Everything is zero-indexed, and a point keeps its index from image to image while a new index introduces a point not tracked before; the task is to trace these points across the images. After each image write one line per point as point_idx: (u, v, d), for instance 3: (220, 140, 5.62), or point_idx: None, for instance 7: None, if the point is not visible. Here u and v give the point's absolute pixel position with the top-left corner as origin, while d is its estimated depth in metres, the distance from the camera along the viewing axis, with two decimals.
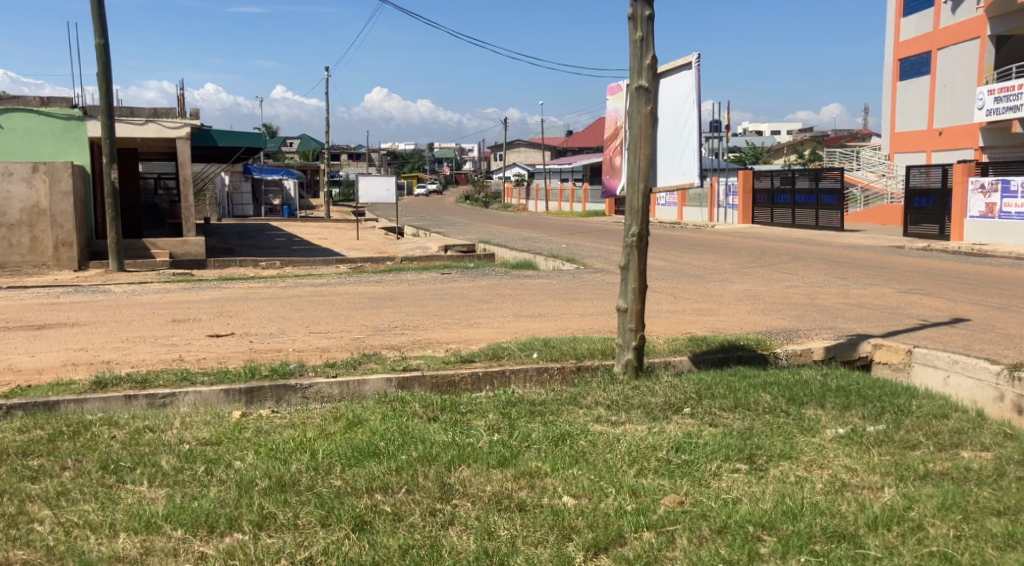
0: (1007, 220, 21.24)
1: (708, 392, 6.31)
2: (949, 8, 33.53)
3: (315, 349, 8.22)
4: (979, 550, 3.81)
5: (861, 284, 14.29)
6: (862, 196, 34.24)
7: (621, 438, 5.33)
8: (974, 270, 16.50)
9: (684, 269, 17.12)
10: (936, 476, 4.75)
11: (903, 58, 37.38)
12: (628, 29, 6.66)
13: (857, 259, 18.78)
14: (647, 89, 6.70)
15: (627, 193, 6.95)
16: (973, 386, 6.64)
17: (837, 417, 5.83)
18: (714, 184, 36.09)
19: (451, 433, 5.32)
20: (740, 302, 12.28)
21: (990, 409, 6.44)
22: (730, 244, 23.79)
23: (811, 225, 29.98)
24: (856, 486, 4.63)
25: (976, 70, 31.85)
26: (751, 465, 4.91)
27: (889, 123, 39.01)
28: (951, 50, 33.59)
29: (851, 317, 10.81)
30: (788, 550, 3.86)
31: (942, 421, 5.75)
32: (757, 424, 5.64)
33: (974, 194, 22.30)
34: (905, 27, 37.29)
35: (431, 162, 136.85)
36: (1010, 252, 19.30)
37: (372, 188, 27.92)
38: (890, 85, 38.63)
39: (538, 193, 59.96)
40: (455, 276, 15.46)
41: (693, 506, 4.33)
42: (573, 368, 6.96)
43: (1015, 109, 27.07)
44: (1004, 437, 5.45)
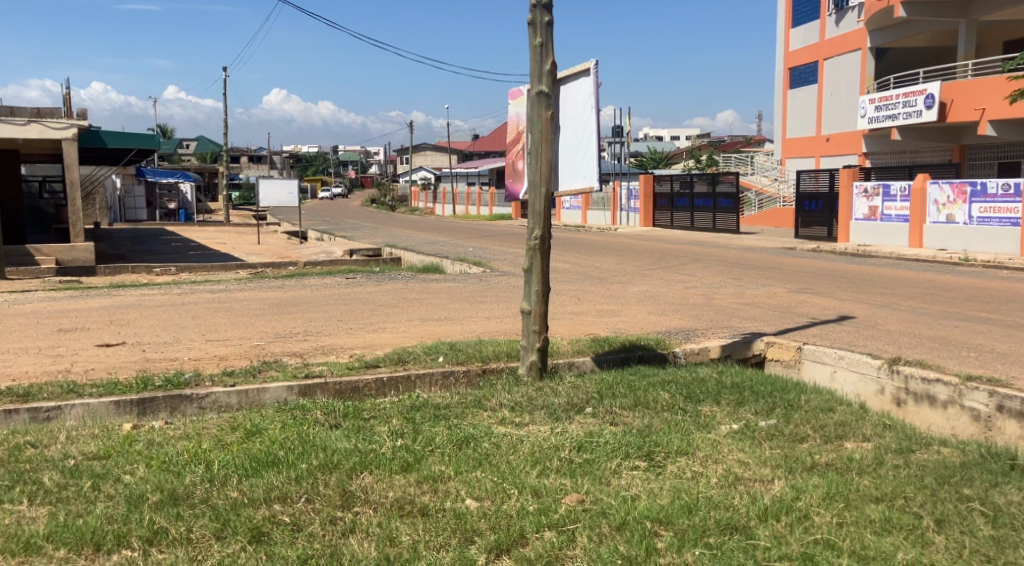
0: (889, 222, 22.28)
1: (609, 392, 6.42)
2: (833, 20, 35.13)
3: (212, 357, 8.00)
4: (860, 536, 4.00)
5: (755, 284, 14.83)
6: (756, 201, 35.63)
7: (524, 439, 5.38)
8: (859, 270, 17.32)
9: (589, 271, 17.41)
10: (821, 467, 4.96)
11: (793, 67, 38.96)
12: (528, 34, 6.71)
13: (752, 261, 19.46)
14: (547, 94, 6.77)
15: (529, 197, 7.02)
16: (857, 380, 7.04)
17: (731, 413, 6.03)
18: (616, 188, 36.82)
19: (353, 439, 5.26)
20: (641, 302, 12.60)
21: (872, 401, 6.87)
22: (632, 247, 24.23)
23: (708, 228, 30.90)
24: (748, 479, 4.79)
25: (858, 80, 33.47)
26: (649, 462, 5.03)
27: (780, 128, 40.50)
28: (835, 60, 35.22)
29: (744, 316, 11.23)
30: (683, 544, 3.96)
31: (829, 414, 6.03)
32: (656, 421, 5.78)
33: (859, 198, 23.39)
34: (794, 37, 38.84)
35: (335, 166, 135.14)
36: (892, 252, 20.39)
37: (274, 191, 27.38)
38: (780, 93, 40.13)
39: (444, 196, 59.89)
40: (360, 281, 15.31)
41: (594, 504, 4.40)
42: (478, 372, 7.00)
43: (893, 117, 28.41)
44: (883, 428, 5.75)
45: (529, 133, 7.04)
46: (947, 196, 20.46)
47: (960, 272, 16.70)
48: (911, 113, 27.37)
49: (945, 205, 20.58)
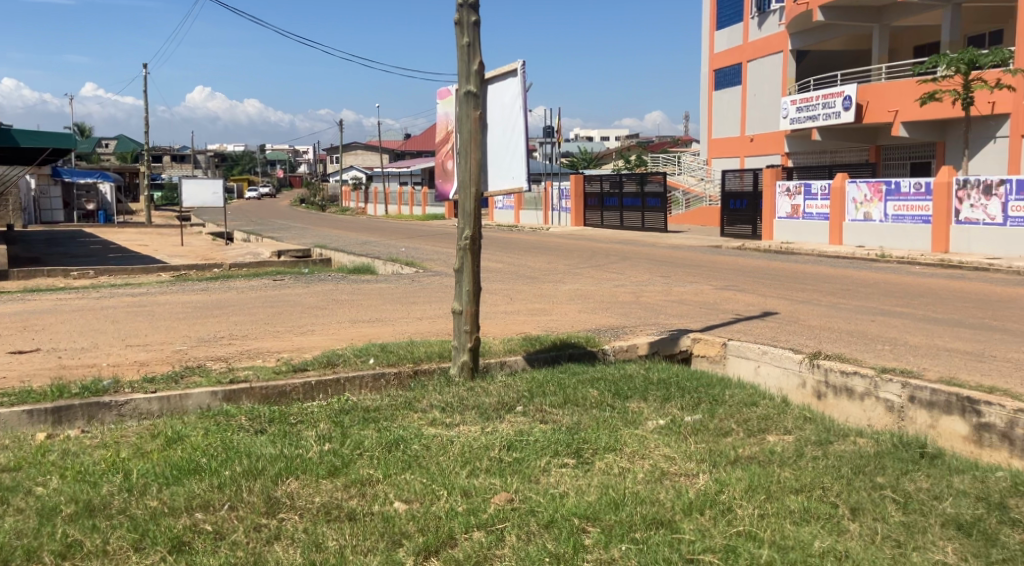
0: (810, 220, 22.91)
1: (540, 390, 6.45)
2: (756, 23, 35.98)
3: (133, 363, 7.77)
4: (779, 526, 4.10)
5: (682, 282, 15.09)
6: (684, 200, 36.31)
7: (454, 439, 5.36)
8: (782, 267, 17.77)
9: (520, 270, 17.46)
10: (745, 460, 5.08)
11: (717, 69, 39.77)
12: (455, 34, 6.72)
13: (680, 259, 19.78)
14: (475, 94, 6.80)
15: (459, 197, 7.02)
16: (779, 374, 7.23)
17: (657, 409, 6.12)
18: (548, 188, 37.03)
19: (280, 445, 5.17)
20: (572, 301, 12.70)
21: (794, 395, 7.06)
22: (562, 246, 24.39)
23: (637, 227, 31.33)
24: (674, 474, 4.87)
25: (779, 82, 34.35)
26: (578, 459, 5.08)
27: (705, 129, 41.30)
28: (758, 63, 36.08)
29: (672, 313, 11.42)
30: (610, 540, 4.00)
31: (752, 408, 6.18)
32: (585, 418, 5.83)
33: (781, 196, 23.99)
34: (718, 39, 39.66)
35: (262, 166, 132.72)
36: (814, 249, 20.97)
37: (199, 191, 26.73)
38: (705, 94, 40.92)
39: (375, 196, 59.34)
40: (288, 282, 15.06)
41: (522, 503, 4.42)
42: (409, 373, 6.96)
43: (813, 118, 29.21)
44: (804, 420, 5.92)
45: (458, 133, 7.04)
46: (865, 195, 21.16)
47: (877, 269, 17.27)
48: (830, 114, 28.19)
49: (862, 203, 21.27)
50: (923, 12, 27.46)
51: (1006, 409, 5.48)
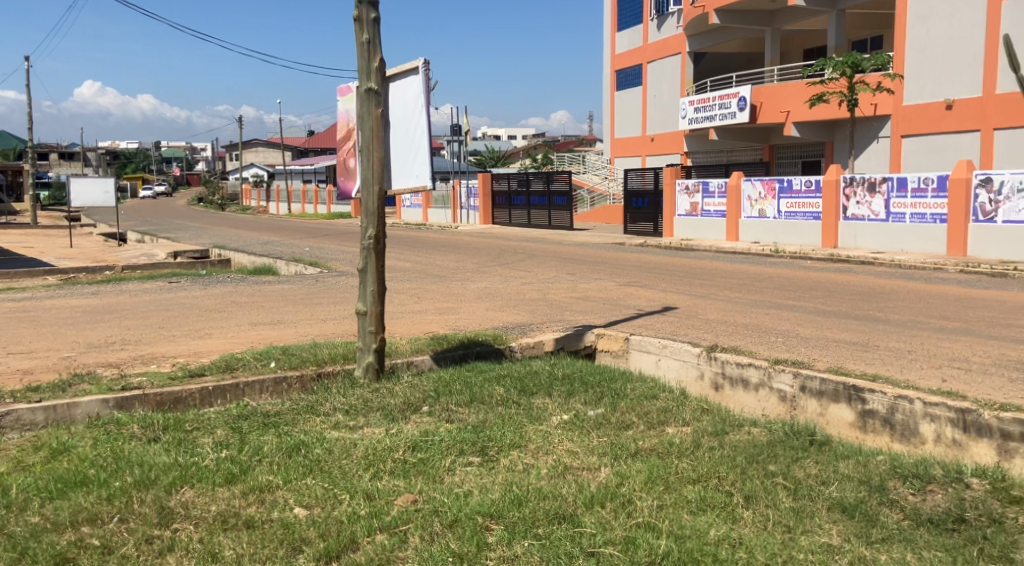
0: (708, 218, 23.57)
1: (445, 390, 6.43)
2: (655, 25, 36.76)
3: (17, 372, 7.38)
4: (677, 517, 4.20)
5: (587, 279, 15.30)
6: (589, 198, 36.90)
7: (357, 442, 5.29)
8: (684, 263, 18.22)
9: (427, 269, 17.38)
10: (645, 452, 5.18)
11: (619, 69, 40.46)
12: (355, 30, 6.61)
13: (585, 256, 20.05)
14: (377, 92, 6.65)
15: (361, 196, 6.90)
16: (679, 366, 7.42)
17: (562, 404, 6.18)
18: (455, 186, 36.98)
19: (174, 453, 5.00)
20: (479, 299, 12.72)
21: (693, 387, 7.27)
22: (468, 244, 24.40)
23: (545, 225, 31.62)
24: (577, 468, 4.93)
25: (678, 82, 35.19)
26: (482, 457, 5.09)
27: (608, 128, 41.99)
28: (658, 64, 36.89)
29: (577, 309, 11.56)
30: (513, 537, 4.02)
31: (653, 401, 6.31)
32: (490, 416, 5.84)
33: (681, 194, 24.61)
34: (619, 40, 40.34)
35: (158, 164, 128.15)
36: (713, 246, 21.58)
37: (88, 190, 25.61)
38: (608, 93, 41.58)
39: (277, 195, 58.08)
40: (186, 285, 14.58)
41: (426, 503, 4.39)
42: (313, 376, 6.83)
43: (710, 118, 30.03)
44: (702, 412, 6.08)
45: (359, 130, 6.92)
46: (759, 193, 21.92)
47: (772, 263, 17.90)
48: (726, 115, 29.04)
49: (757, 200, 22.01)
50: (811, 17, 28.57)
51: (887, 397, 5.77)
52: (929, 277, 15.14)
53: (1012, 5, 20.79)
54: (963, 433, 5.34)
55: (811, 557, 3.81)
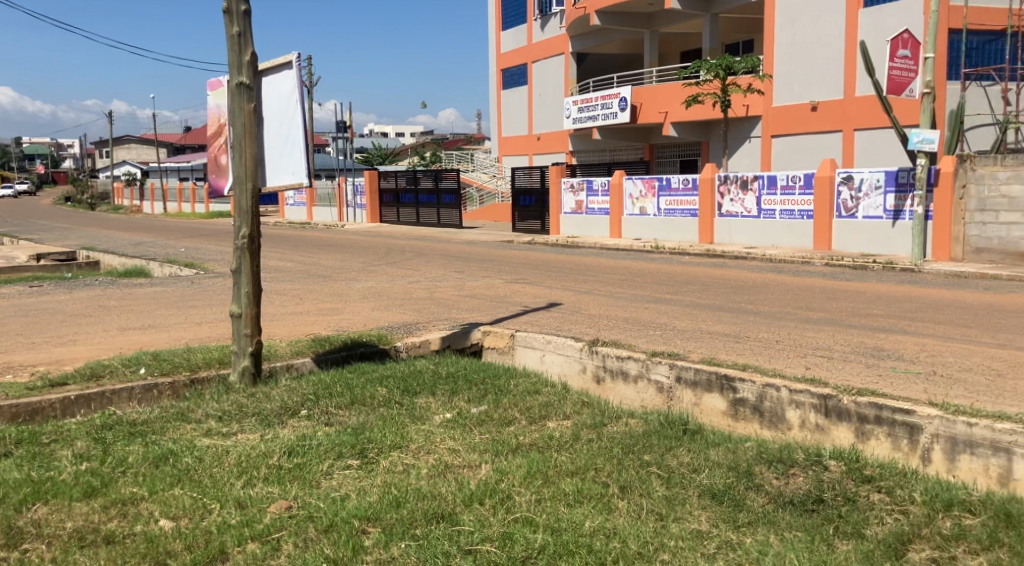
0: (593, 215, 24.00)
1: (325, 392, 6.29)
2: (539, 25, 37.13)
3: None
4: (555, 510, 4.24)
5: (474, 277, 15.30)
6: (477, 196, 36.95)
7: (229, 449, 5.11)
8: (568, 260, 18.47)
9: (310, 269, 17.00)
10: (525, 447, 5.21)
11: (504, 68, 40.67)
12: (224, 22, 6.38)
13: (471, 254, 20.06)
14: (248, 86, 6.48)
15: (233, 194, 6.67)
16: (562, 361, 7.52)
17: (445, 403, 6.15)
18: (341, 184, 36.38)
19: (28, 469, 4.70)
20: (363, 299, 12.53)
21: (576, 380, 7.37)
22: (353, 243, 24.03)
23: (433, 223, 31.50)
24: (458, 466, 4.91)
25: (562, 82, 35.67)
26: (362, 460, 5.00)
27: (494, 126, 42.17)
28: (542, 63, 37.28)
29: (463, 308, 11.53)
30: (389, 539, 3.97)
31: (535, 396, 6.35)
32: (371, 417, 5.75)
33: (567, 192, 24.96)
34: (504, 39, 40.55)
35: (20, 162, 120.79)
36: (598, 242, 21.98)
37: None
38: (494, 92, 41.75)
39: (153, 194, 55.72)
40: (50, 289, 13.76)
41: (300, 510, 4.28)
42: (185, 382, 6.56)
43: (593, 117, 30.55)
44: (582, 406, 6.16)
45: (230, 126, 6.68)
46: (640, 190, 22.45)
47: (653, 259, 18.37)
48: (608, 114, 29.62)
49: (639, 198, 22.53)
50: (687, 21, 29.48)
51: (755, 384, 6.00)
52: (797, 270, 15.87)
53: (868, 13, 21.98)
54: (824, 418, 5.60)
55: (683, 544, 3.91)
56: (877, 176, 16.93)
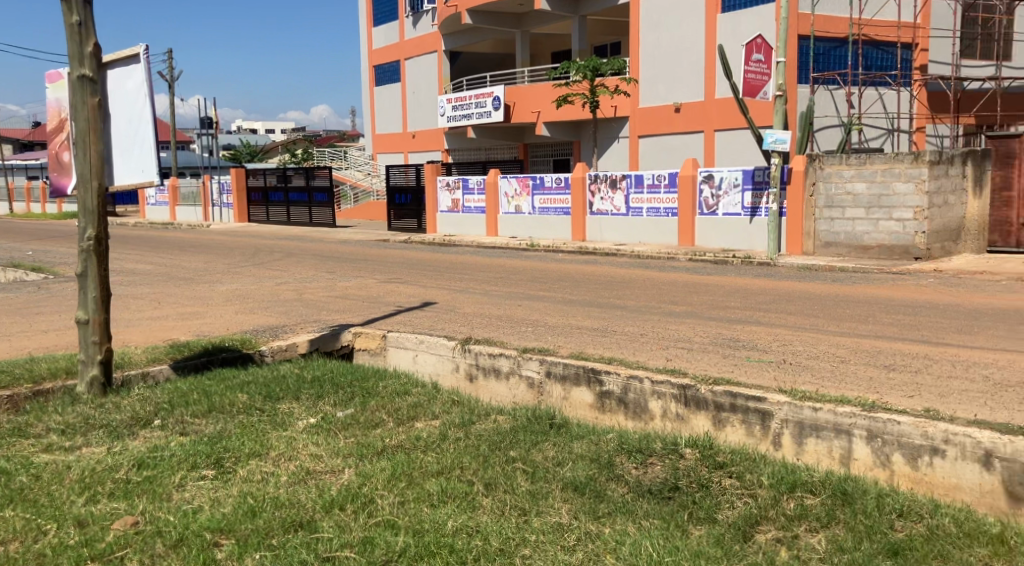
0: (468, 214, 24.07)
1: (181, 401, 6.05)
2: (410, 22, 36.90)
3: None
4: (417, 512, 4.23)
5: (346, 277, 15.07)
6: (351, 194, 36.44)
7: (72, 465, 4.84)
8: (442, 259, 18.45)
9: (173, 272, 16.32)
10: (391, 449, 5.17)
11: (376, 65, 40.19)
12: (62, 11, 6.02)
13: (343, 254, 19.74)
14: (91, 79, 6.14)
15: (76, 193, 6.32)
16: (434, 361, 7.50)
17: (309, 407, 6.02)
18: (206, 182, 35.07)
19: None
20: (229, 301, 12.12)
21: (448, 379, 7.37)
22: (220, 244, 23.21)
23: (304, 222, 30.83)
24: (320, 472, 4.82)
25: (434, 80, 35.58)
26: (218, 470, 4.83)
27: (368, 123, 41.63)
28: (414, 61, 37.07)
29: (334, 308, 11.34)
30: (243, 550, 3.86)
31: (403, 397, 6.30)
32: (230, 425, 5.57)
33: (442, 191, 24.93)
34: (375, 36, 40.07)
35: None
36: (472, 241, 22.05)
37: None
38: (366, 89, 41.20)
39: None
40: None
41: (147, 525, 4.10)
42: (26, 395, 6.17)
43: (466, 116, 30.61)
44: (451, 405, 6.16)
45: (71, 121, 6.32)
46: (514, 189, 22.66)
47: (526, 257, 18.58)
48: (481, 113, 29.73)
49: (514, 196, 22.73)
50: (556, 22, 29.95)
51: (621, 377, 6.16)
52: (663, 266, 16.41)
53: (725, 18, 22.93)
54: (684, 407, 5.82)
55: (543, 538, 3.97)
56: (735, 175, 17.69)
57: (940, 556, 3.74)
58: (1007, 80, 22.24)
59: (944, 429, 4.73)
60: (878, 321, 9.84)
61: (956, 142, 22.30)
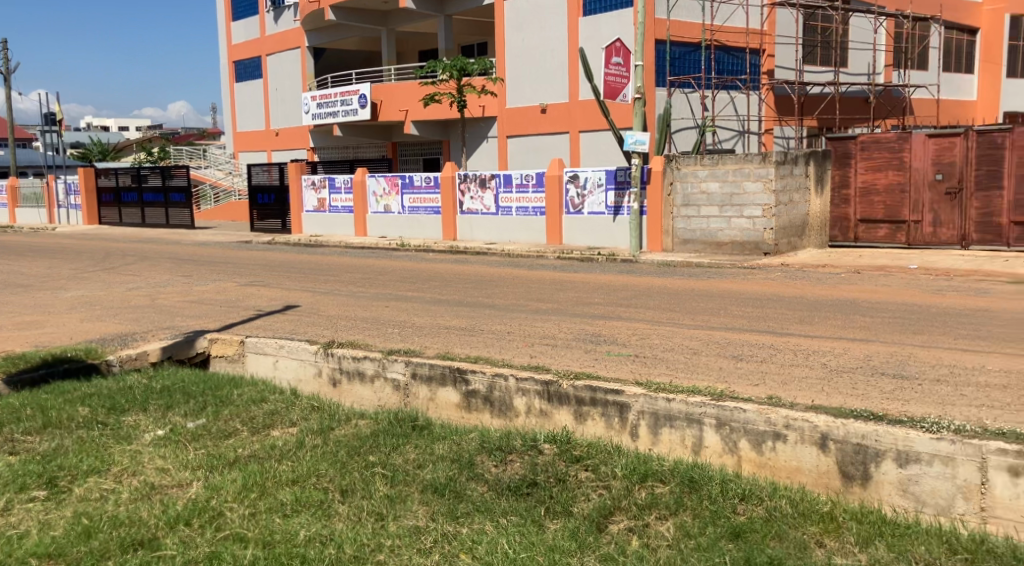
0: (335, 214, 23.67)
1: (13, 417, 5.67)
2: (271, 17, 35.90)
3: None
4: (268, 523, 4.13)
5: (203, 281, 14.52)
6: (212, 194, 35.16)
7: None
8: (307, 260, 18.07)
9: (12, 278, 15.27)
10: (244, 459, 5.02)
11: (235, 60, 38.87)
12: None
13: (202, 256, 19.01)
14: None
15: None
16: (296, 366, 7.32)
17: (157, 419, 5.77)
18: (50, 182, 32.99)
19: None
20: (74, 309, 11.45)
21: (311, 384, 7.22)
22: (66, 248, 21.89)
23: (160, 224, 29.49)
24: (165, 486, 4.63)
25: (297, 77, 34.74)
26: (51, 490, 4.56)
27: (227, 121, 40.22)
28: (276, 57, 36.07)
29: (190, 314, 10.90)
30: None
31: (259, 405, 6.12)
32: (67, 441, 5.27)
33: (307, 190, 24.40)
34: (234, 30, 38.74)
35: None
36: (340, 241, 21.69)
37: None
38: (225, 85, 39.78)
39: None
40: None
41: None
42: None
43: (331, 114, 30.04)
44: (310, 410, 6.03)
45: None
46: (382, 188, 22.44)
47: (394, 257, 18.43)
48: (347, 111, 29.24)
49: (382, 196, 22.50)
50: (421, 21, 29.87)
51: (486, 375, 6.20)
52: (531, 264, 16.64)
53: (586, 21, 23.47)
54: (547, 403, 5.92)
55: (399, 542, 3.96)
56: (599, 175, 18.13)
57: (777, 536, 3.98)
58: (844, 85, 23.76)
59: (785, 415, 4.99)
60: (730, 314, 10.32)
61: (800, 143, 23.65)
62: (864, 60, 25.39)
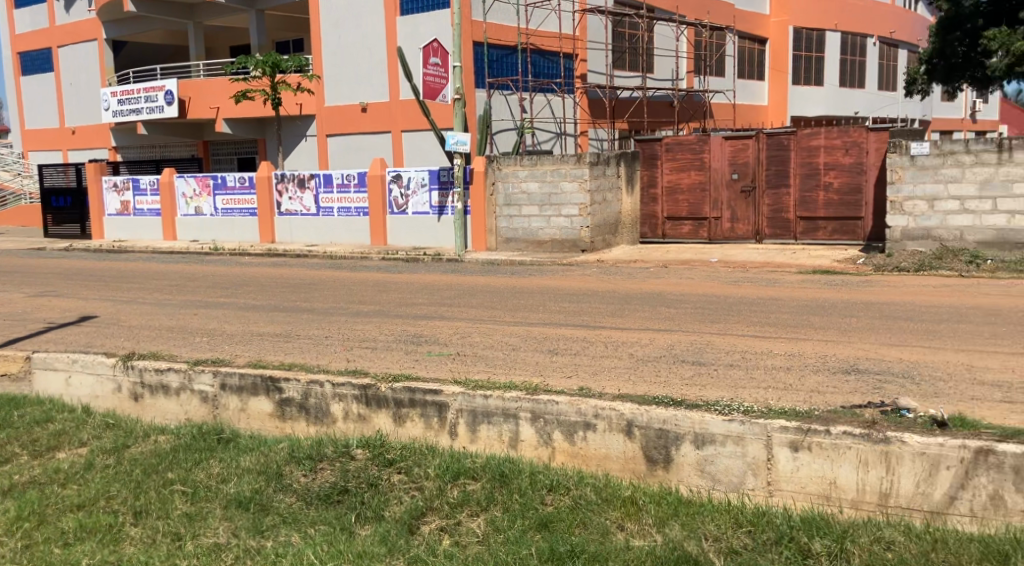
0: (142, 217, 22.33)
1: None
2: (63, 6, 33.34)
3: None
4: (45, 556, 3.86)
5: None
6: None
7: None
8: (109, 267, 16.91)
9: None
10: (22, 487, 4.64)
11: (21, 52, 35.74)
12: None
13: None
14: None
15: None
16: (92, 382, 6.83)
17: None
18: None
19: None
20: None
21: (110, 400, 6.75)
22: None
23: None
24: None
25: (94, 71, 32.39)
26: None
27: (13, 118, 36.89)
28: (68, 49, 33.48)
29: None
30: None
31: (45, 426, 5.66)
32: None
33: (108, 192, 22.86)
34: (18, 19, 35.61)
35: None
36: (147, 246, 20.46)
37: None
38: (9, 78, 36.47)
39: None
40: None
41: None
42: None
43: (135, 110, 28.20)
44: (104, 428, 5.64)
45: None
46: (193, 190, 21.36)
47: (206, 262, 17.60)
48: (152, 108, 27.51)
49: (193, 197, 21.42)
50: (231, 15, 28.70)
51: (300, 382, 6.02)
52: (353, 266, 16.38)
53: (403, 21, 23.35)
54: (365, 407, 5.82)
55: None
56: (422, 175, 18.09)
57: (581, 523, 4.13)
58: (651, 90, 24.96)
59: (594, 405, 5.18)
60: (547, 309, 10.59)
61: (613, 144, 24.45)
62: (668, 66, 26.77)
